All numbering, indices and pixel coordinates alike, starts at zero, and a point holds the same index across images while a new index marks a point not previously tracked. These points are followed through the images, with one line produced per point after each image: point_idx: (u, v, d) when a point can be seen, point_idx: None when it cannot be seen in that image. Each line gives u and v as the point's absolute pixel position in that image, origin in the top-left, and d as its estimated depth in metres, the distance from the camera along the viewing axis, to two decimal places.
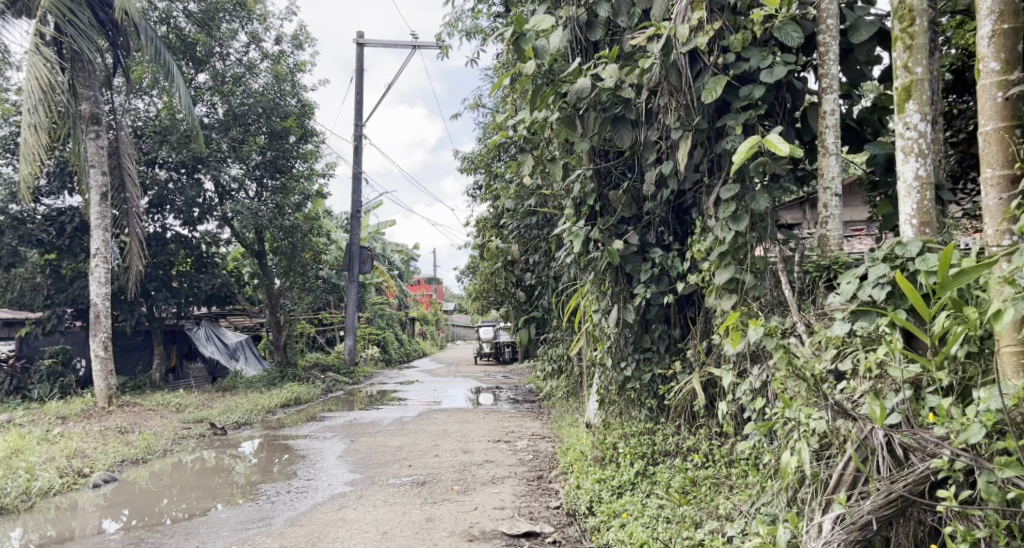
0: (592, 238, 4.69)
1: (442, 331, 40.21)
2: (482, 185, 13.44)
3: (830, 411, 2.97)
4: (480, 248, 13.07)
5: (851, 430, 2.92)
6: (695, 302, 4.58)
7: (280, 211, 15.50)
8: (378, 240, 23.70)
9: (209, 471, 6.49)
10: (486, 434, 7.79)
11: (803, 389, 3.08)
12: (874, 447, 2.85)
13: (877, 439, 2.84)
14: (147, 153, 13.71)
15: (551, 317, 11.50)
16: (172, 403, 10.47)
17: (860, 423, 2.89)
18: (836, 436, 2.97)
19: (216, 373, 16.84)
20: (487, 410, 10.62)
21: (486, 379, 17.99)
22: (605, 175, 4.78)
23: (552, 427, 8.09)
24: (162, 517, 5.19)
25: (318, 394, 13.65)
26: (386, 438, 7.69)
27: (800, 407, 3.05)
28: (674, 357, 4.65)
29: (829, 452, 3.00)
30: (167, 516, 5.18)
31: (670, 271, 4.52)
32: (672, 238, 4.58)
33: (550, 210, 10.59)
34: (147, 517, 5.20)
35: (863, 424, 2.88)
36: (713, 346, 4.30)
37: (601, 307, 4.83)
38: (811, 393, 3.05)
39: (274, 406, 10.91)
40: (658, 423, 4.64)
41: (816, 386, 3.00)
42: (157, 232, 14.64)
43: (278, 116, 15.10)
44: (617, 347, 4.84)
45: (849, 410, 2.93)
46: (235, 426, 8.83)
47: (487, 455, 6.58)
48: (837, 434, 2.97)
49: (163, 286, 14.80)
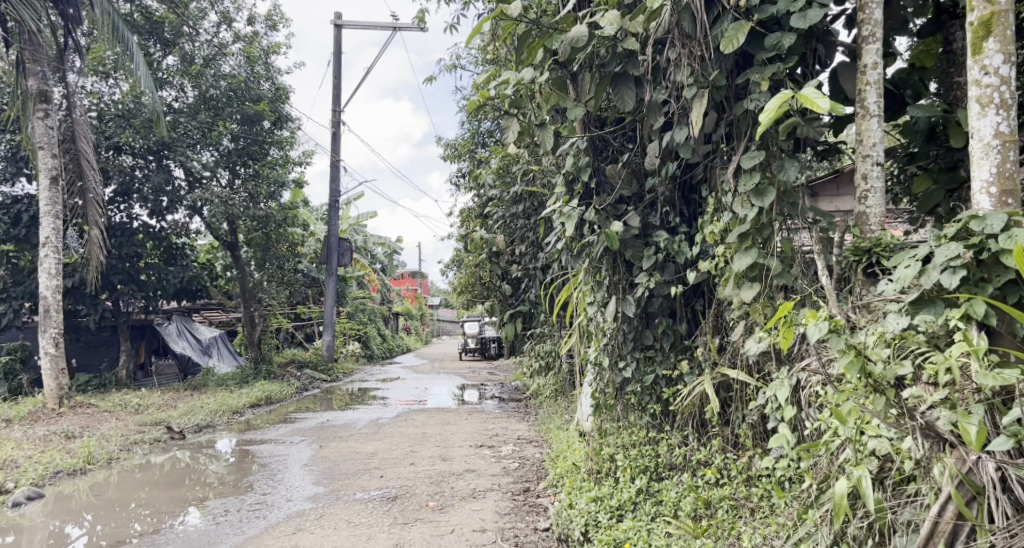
0: (587, 220, 4.10)
1: (426, 325, 39.59)
2: (466, 173, 12.85)
3: (913, 436, 2.40)
4: (464, 239, 12.49)
5: (947, 462, 2.34)
6: (705, 293, 4.00)
7: (253, 202, 14.80)
8: (359, 232, 23.03)
9: (175, 478, 5.96)
10: (468, 438, 7.17)
11: (875, 405, 2.45)
12: (982, 485, 2.29)
13: (986, 473, 2.29)
14: (109, 139, 12.97)
15: (538, 312, 10.93)
16: (133, 403, 9.78)
17: (961, 453, 2.32)
18: (920, 466, 2.41)
19: (188, 370, 16.16)
20: (470, 410, 10.03)
21: (471, 376, 17.42)
22: (602, 149, 4.19)
23: (540, 430, 7.49)
24: (127, 522, 4.80)
25: (294, 393, 13.01)
26: (358, 443, 7.05)
27: (854, 423, 2.53)
28: (680, 356, 4.07)
29: (908, 486, 2.45)
30: (133, 522, 4.81)
31: (676, 258, 3.92)
32: (679, 219, 3.99)
33: (536, 198, 10.02)
34: (112, 524, 4.79)
35: (965, 454, 2.32)
36: (727, 344, 3.72)
37: (596, 300, 4.25)
38: (868, 403, 2.48)
39: (243, 406, 10.25)
40: (663, 431, 4.06)
41: (898, 402, 2.40)
42: (122, 222, 13.89)
43: (249, 100, 14.39)
44: (614, 346, 4.25)
45: (944, 434, 2.35)
46: (194, 429, 8.16)
47: (469, 463, 5.97)
48: (919, 464, 2.41)
49: (129, 279, 14.06)
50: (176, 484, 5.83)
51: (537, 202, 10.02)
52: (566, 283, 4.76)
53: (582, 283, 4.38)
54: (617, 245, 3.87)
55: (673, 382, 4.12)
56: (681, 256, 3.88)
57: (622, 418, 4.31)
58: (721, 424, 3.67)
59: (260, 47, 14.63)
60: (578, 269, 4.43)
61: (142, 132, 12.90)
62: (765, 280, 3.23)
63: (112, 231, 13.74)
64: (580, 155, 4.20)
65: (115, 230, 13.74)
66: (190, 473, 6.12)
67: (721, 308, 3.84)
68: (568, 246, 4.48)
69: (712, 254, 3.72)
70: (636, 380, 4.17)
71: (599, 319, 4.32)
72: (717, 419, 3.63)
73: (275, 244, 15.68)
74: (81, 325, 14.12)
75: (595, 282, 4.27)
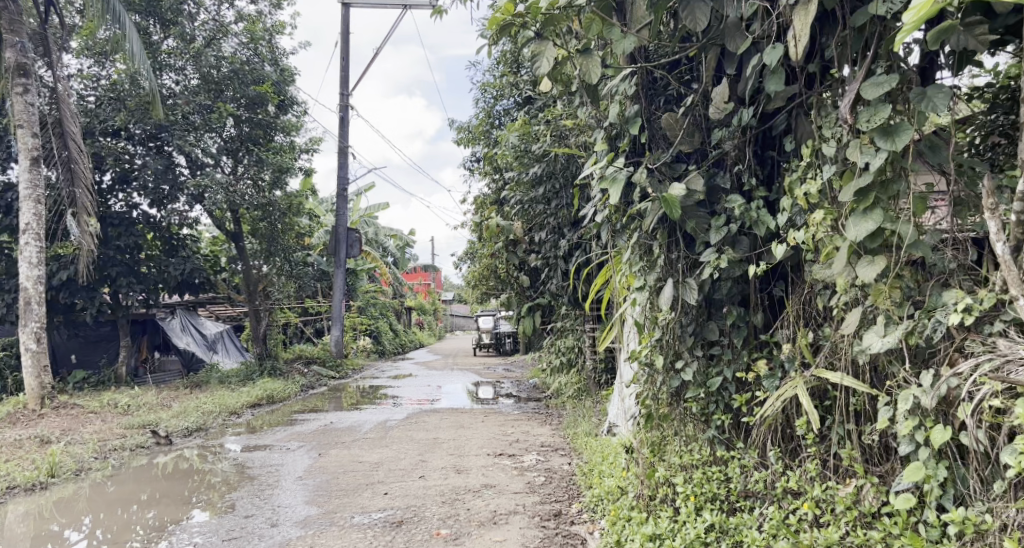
0: (637, 182, 3.29)
1: (439, 320, 38.92)
2: (481, 158, 12.08)
3: None
4: (479, 227, 11.73)
5: None
6: (788, 275, 3.19)
7: (257, 190, 14.07)
8: (370, 224, 22.27)
9: (161, 489, 5.31)
10: (485, 445, 6.38)
11: None
12: None
13: None
14: (105, 123, 12.27)
15: (559, 304, 10.10)
16: (123, 404, 9.03)
17: None
18: None
19: (191, 366, 15.52)
20: (486, 410, 9.23)
21: (486, 373, 16.69)
22: (655, 96, 3.40)
23: (565, 436, 6.70)
24: (131, 525, 4.47)
25: (300, 391, 12.31)
26: (362, 451, 6.26)
27: None
28: (755, 354, 3.27)
29: None
30: (136, 525, 4.47)
31: (753, 228, 3.11)
32: (755, 180, 3.18)
33: (558, 181, 9.20)
34: (114, 527, 4.47)
35: None
36: (823, 339, 2.91)
37: (646, 284, 3.45)
38: None
39: (241, 407, 9.49)
40: (733, 449, 3.27)
41: None
42: (121, 211, 13.20)
43: (252, 82, 13.65)
44: (670, 341, 3.45)
45: None
46: (184, 434, 7.32)
47: (487, 476, 5.17)
48: None
49: (128, 271, 13.36)
50: (154, 496, 5.10)
51: (559, 185, 9.20)
52: (606, 265, 3.96)
53: (629, 263, 3.58)
54: (678, 215, 3.09)
55: (747, 387, 3.32)
56: (760, 230, 3.07)
57: (680, 431, 3.51)
58: (818, 445, 2.87)
59: (263, 26, 13.90)
60: (623, 248, 3.62)
61: (137, 114, 12.18)
62: (892, 253, 2.45)
63: (111, 221, 13.06)
64: (628, 102, 3.42)
65: (113, 219, 13.05)
66: (176, 484, 5.43)
67: (813, 295, 3.03)
68: (612, 219, 3.67)
69: (804, 224, 2.91)
70: (699, 386, 3.37)
71: (651, 308, 3.52)
72: (813, 437, 2.82)
73: (281, 235, 14.97)
74: (79, 320, 13.45)
75: (647, 263, 3.49)
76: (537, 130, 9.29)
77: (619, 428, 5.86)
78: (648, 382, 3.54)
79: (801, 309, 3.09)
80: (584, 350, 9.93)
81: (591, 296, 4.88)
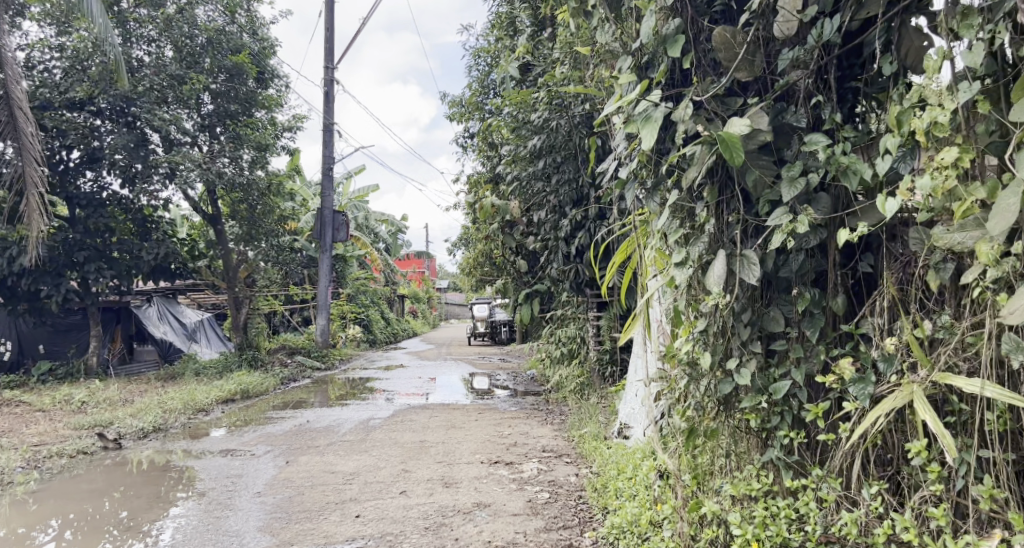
0: (679, 121, 2.51)
1: (433, 309, 38.16)
2: (474, 134, 11.29)
3: None
4: (473, 208, 10.96)
5: None
6: (883, 246, 2.41)
7: (235, 167, 13.18)
8: (360, 208, 21.44)
9: (101, 502, 4.54)
10: (478, 450, 5.58)
11: None
12: None
13: None
14: (68, 94, 11.38)
15: (559, 291, 9.34)
16: (80, 402, 8.21)
17: None
18: None
19: (168, 356, 14.72)
20: (479, 407, 8.44)
21: (481, 363, 15.94)
22: (700, 7, 2.61)
23: (570, 439, 5.94)
24: (100, 527, 4.04)
25: (280, 385, 11.51)
26: (336, 457, 5.46)
27: None
28: (833, 349, 2.49)
29: None
30: (107, 527, 4.04)
31: (840, 179, 2.31)
32: (835, 115, 2.38)
33: (559, 155, 8.41)
34: (84, 529, 4.02)
35: None
36: (946, 329, 2.16)
37: (688, 260, 2.67)
38: None
39: (211, 403, 8.67)
40: (806, 477, 2.50)
41: None
42: (90, 191, 12.33)
43: (228, 51, 12.84)
44: (718, 333, 2.66)
45: None
46: (138, 435, 6.48)
47: (479, 491, 4.39)
48: None
49: (97, 256, 12.50)
50: (95, 507, 4.41)
51: (560, 159, 8.40)
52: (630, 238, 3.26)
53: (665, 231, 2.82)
54: (741, 162, 2.32)
55: (823, 394, 2.52)
56: (848, 184, 2.28)
57: (729, 451, 2.73)
58: (940, 477, 2.14)
59: None
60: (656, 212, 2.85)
61: (100, 85, 11.36)
62: None
63: (78, 202, 12.16)
64: (666, 17, 2.64)
65: (80, 200, 12.16)
66: (119, 497, 4.66)
67: (922, 273, 2.24)
68: (641, 175, 2.90)
69: (918, 172, 2.15)
70: (758, 391, 2.59)
71: (693, 291, 2.74)
72: (938, 469, 2.10)
73: (263, 217, 14.14)
74: (45, 308, 12.59)
75: (689, 230, 2.72)
76: (536, 99, 8.50)
77: (636, 434, 5.09)
78: (689, 387, 2.78)
79: (905, 293, 2.31)
80: (587, 340, 9.16)
81: (607, 280, 4.13)
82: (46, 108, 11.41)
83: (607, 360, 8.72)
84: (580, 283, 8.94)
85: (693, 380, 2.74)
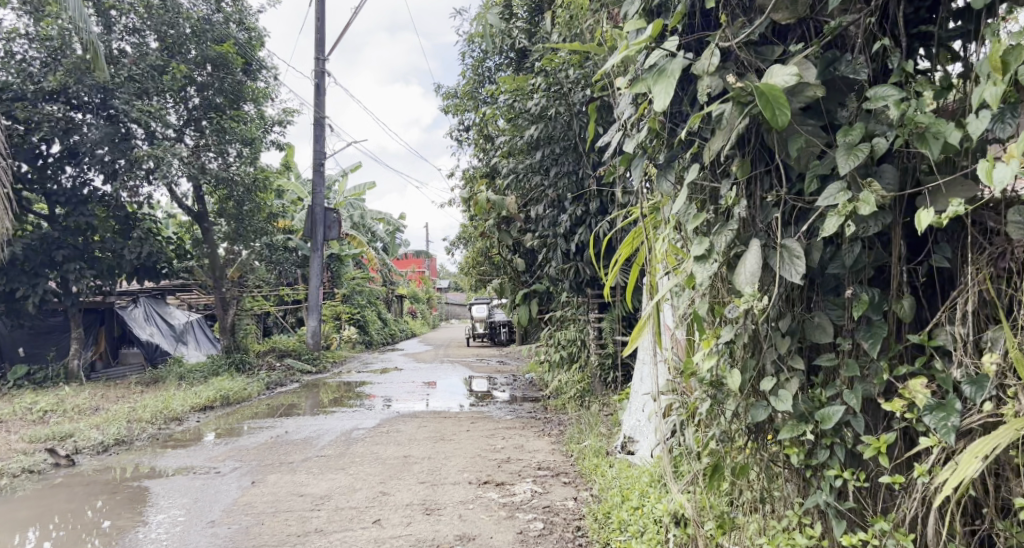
0: (704, 75, 2.10)
1: (433, 308, 37.58)
2: (470, 126, 10.79)
3: None
4: (468, 204, 10.46)
5: None
6: (964, 238, 2.03)
7: (220, 163, 12.66)
8: (356, 206, 20.93)
9: (47, 532, 4.05)
10: (467, 468, 5.07)
11: None
12: None
13: None
14: (43, 86, 10.88)
15: (559, 291, 8.86)
16: (45, 412, 7.69)
17: None
18: None
19: (154, 359, 14.22)
20: (473, 414, 7.93)
21: (479, 366, 15.39)
22: None
23: (568, 454, 5.44)
24: None
25: (267, 390, 11.01)
26: (308, 477, 4.95)
27: None
28: (897, 365, 2.08)
29: None
30: None
31: (913, 141, 1.96)
32: (903, 66, 2.02)
33: (558, 145, 7.88)
34: None
35: None
36: None
37: (715, 253, 2.23)
38: None
39: (187, 411, 8.16)
40: (864, 530, 2.18)
41: None
42: (70, 188, 11.81)
43: (212, 41, 12.40)
44: (751, 344, 2.26)
45: None
46: (97, 450, 5.96)
47: (462, 519, 3.88)
48: None
49: (77, 255, 11.98)
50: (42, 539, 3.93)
51: (559, 150, 7.87)
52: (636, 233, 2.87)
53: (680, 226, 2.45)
54: (786, 123, 1.93)
55: (883, 424, 2.14)
56: (928, 151, 1.94)
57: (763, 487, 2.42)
58: None
59: None
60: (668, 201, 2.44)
61: (75, 75, 10.90)
62: None
63: (56, 199, 11.62)
64: None
65: (59, 197, 11.65)
66: (66, 526, 4.16)
67: None
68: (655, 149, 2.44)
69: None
70: (800, 418, 2.21)
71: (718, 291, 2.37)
72: None
73: (252, 214, 13.64)
74: (23, 310, 12.08)
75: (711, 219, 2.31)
76: (533, 85, 7.97)
77: (642, 452, 4.59)
78: (712, 413, 2.42)
79: (998, 292, 1.95)
80: (588, 344, 8.62)
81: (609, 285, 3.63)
82: (19, 101, 10.90)
83: (610, 365, 8.20)
84: (581, 283, 8.41)
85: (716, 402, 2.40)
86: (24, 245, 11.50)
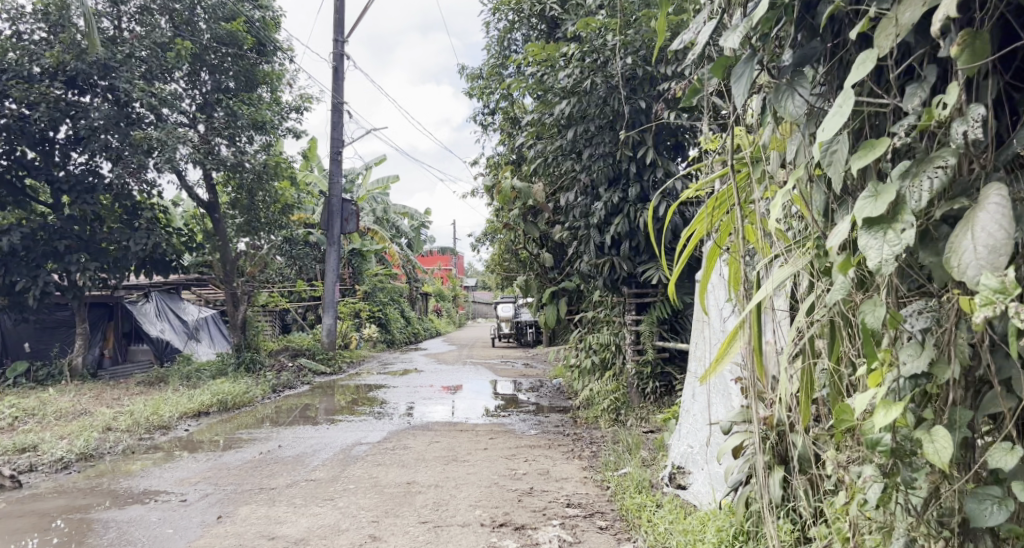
0: None
1: (459, 307, 36.80)
2: (495, 109, 9.93)
3: None
4: (493, 194, 9.63)
5: None
6: None
7: (232, 149, 11.87)
8: (379, 199, 20.17)
9: None
10: (480, 503, 4.25)
11: None
12: None
13: None
14: (39, 63, 10.12)
15: (591, 289, 8.00)
16: (19, 418, 6.91)
17: None
18: None
19: (164, 356, 13.53)
20: (493, 427, 7.07)
21: (504, 368, 14.49)
22: None
23: (602, 487, 4.56)
24: None
25: (275, 393, 10.22)
26: (287, 510, 4.11)
27: None
28: None
29: None
30: None
31: None
32: None
33: (593, 123, 6.97)
34: None
35: None
36: None
37: (923, 218, 1.87)
38: None
39: (177, 417, 7.37)
40: None
41: None
42: (78, 175, 11.07)
43: (222, 19, 11.65)
44: (978, 378, 1.84)
45: None
46: (57, 467, 5.17)
47: None
48: None
49: (80, 245, 11.22)
50: None
51: (594, 129, 6.99)
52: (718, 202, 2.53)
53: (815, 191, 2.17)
54: None
55: None
56: None
57: None
58: None
59: None
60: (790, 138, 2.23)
61: (73, 52, 10.15)
62: None
63: (59, 187, 10.85)
64: None
65: (62, 184, 10.85)
66: None
67: None
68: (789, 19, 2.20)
69: None
70: None
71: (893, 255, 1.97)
72: None
73: (262, 204, 12.79)
74: (24, 304, 11.33)
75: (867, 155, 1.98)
76: (565, 55, 7.10)
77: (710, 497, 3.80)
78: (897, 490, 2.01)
79: None
80: (622, 350, 7.68)
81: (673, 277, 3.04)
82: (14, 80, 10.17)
83: (648, 374, 7.29)
84: (616, 281, 7.47)
85: (899, 476, 1.97)
86: (23, 235, 10.67)
